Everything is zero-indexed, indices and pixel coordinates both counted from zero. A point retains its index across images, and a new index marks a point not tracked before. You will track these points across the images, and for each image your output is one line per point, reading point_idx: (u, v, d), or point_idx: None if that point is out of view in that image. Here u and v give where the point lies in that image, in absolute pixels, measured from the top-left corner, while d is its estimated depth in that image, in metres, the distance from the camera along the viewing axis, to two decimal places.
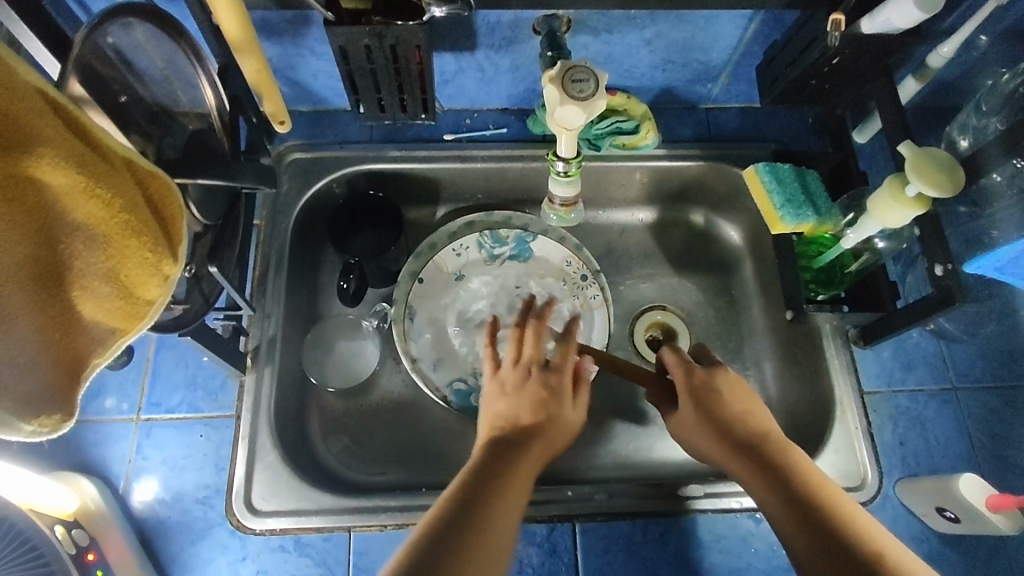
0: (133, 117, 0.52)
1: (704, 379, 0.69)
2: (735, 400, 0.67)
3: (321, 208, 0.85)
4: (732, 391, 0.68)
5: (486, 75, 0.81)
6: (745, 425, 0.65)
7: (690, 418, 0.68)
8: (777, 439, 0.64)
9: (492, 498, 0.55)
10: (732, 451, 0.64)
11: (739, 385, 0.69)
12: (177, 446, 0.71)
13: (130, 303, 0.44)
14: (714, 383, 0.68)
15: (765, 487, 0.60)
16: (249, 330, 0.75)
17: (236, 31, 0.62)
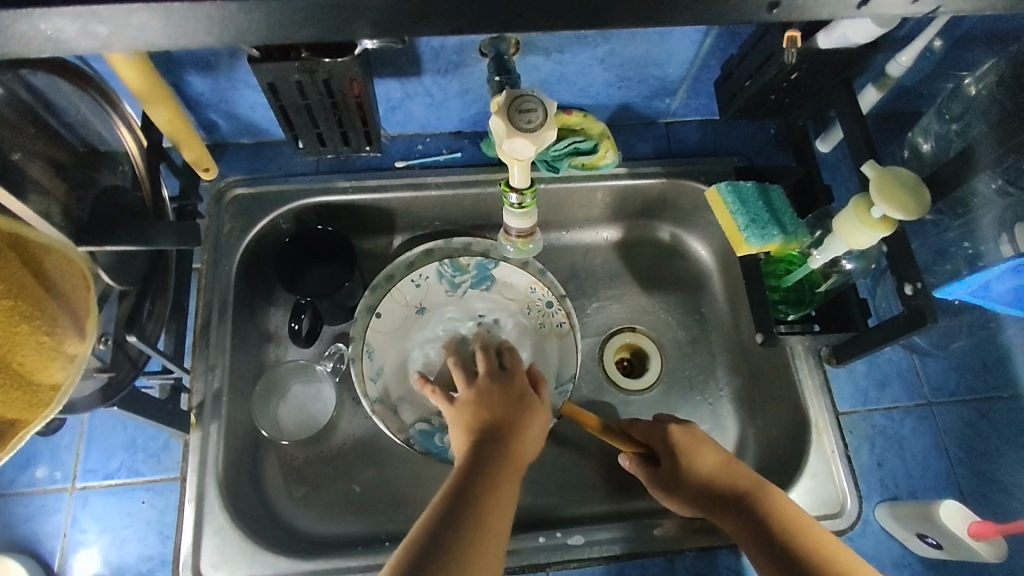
0: (32, 175, 0.47)
1: (679, 439, 0.67)
2: (708, 455, 0.66)
3: (269, 245, 0.81)
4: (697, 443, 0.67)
5: (435, 100, 0.77)
6: (723, 480, 0.64)
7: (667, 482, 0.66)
8: (749, 486, 0.63)
9: (477, 511, 0.55)
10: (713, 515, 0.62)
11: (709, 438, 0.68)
12: (117, 515, 0.66)
13: (28, 390, 0.39)
14: (687, 439, 0.67)
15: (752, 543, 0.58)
16: (192, 385, 0.70)
17: (139, 81, 0.58)
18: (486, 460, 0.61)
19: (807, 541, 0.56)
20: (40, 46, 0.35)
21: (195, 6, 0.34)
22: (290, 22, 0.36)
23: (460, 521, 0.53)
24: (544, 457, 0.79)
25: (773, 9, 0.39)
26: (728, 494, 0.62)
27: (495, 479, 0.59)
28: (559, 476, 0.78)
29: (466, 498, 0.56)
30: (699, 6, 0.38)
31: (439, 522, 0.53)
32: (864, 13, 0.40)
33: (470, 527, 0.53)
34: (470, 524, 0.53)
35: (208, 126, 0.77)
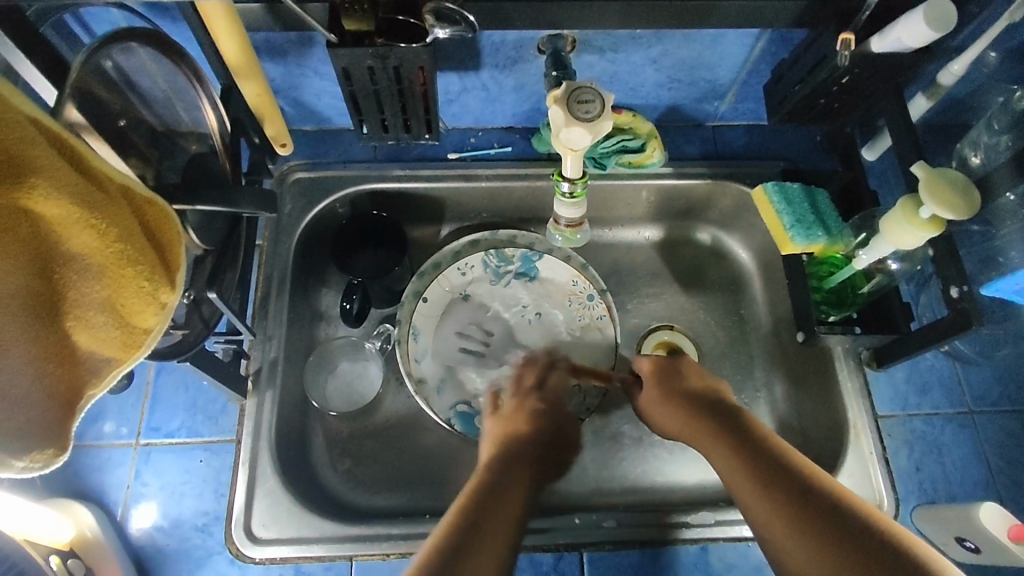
0: (132, 141, 0.52)
1: (664, 364, 0.70)
2: (692, 378, 0.69)
3: (325, 228, 0.84)
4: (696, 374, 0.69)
5: (490, 94, 0.80)
6: (706, 397, 0.66)
7: (656, 396, 0.69)
8: (728, 407, 0.65)
9: (489, 523, 0.54)
10: (690, 425, 0.65)
11: (695, 365, 0.71)
12: (176, 472, 0.70)
13: (125, 332, 0.43)
14: (673, 365, 0.70)
15: (732, 454, 0.59)
16: (250, 353, 0.74)
17: (237, 57, 0.64)
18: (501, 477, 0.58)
19: (803, 478, 0.55)
20: None
21: None
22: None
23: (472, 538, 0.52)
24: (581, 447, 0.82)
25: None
26: (710, 408, 0.65)
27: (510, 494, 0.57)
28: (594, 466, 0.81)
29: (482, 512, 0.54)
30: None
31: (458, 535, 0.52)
32: None
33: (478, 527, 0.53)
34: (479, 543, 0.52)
35: None
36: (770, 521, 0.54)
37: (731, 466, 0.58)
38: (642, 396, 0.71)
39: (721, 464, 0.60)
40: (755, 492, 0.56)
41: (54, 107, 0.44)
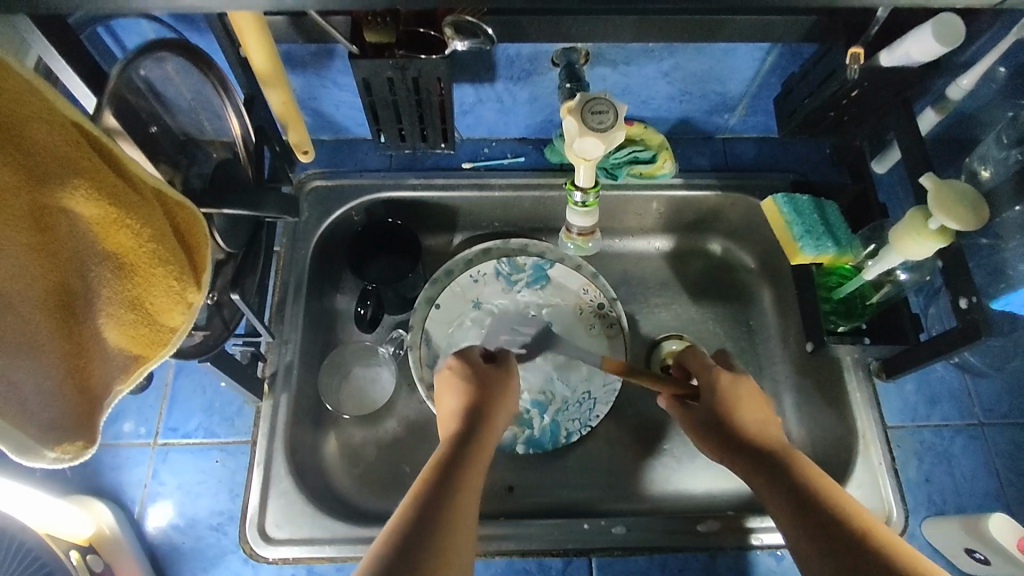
0: (162, 146, 0.54)
1: (726, 384, 0.67)
2: (749, 409, 0.66)
3: (340, 235, 0.86)
4: (753, 399, 0.67)
5: (505, 105, 0.82)
6: (761, 435, 0.64)
7: (707, 425, 0.67)
8: (784, 449, 0.62)
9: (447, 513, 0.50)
10: (741, 460, 0.63)
11: (757, 392, 0.67)
12: (192, 472, 0.71)
13: (153, 329, 0.45)
14: (734, 388, 0.67)
15: (783, 495, 0.57)
16: (267, 356, 0.76)
17: (265, 67, 0.64)
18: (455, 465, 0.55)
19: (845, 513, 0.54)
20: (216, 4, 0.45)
21: None
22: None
23: (434, 525, 0.49)
24: (590, 455, 0.83)
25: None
26: (765, 448, 0.63)
27: (473, 473, 0.56)
28: (602, 473, 0.82)
29: (441, 492, 0.52)
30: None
31: (414, 519, 0.49)
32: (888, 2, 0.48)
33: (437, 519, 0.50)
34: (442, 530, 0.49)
35: None
36: (804, 553, 0.53)
37: (775, 497, 0.57)
38: (690, 422, 0.69)
39: (766, 497, 0.58)
40: (804, 539, 0.53)
41: (93, 114, 0.46)
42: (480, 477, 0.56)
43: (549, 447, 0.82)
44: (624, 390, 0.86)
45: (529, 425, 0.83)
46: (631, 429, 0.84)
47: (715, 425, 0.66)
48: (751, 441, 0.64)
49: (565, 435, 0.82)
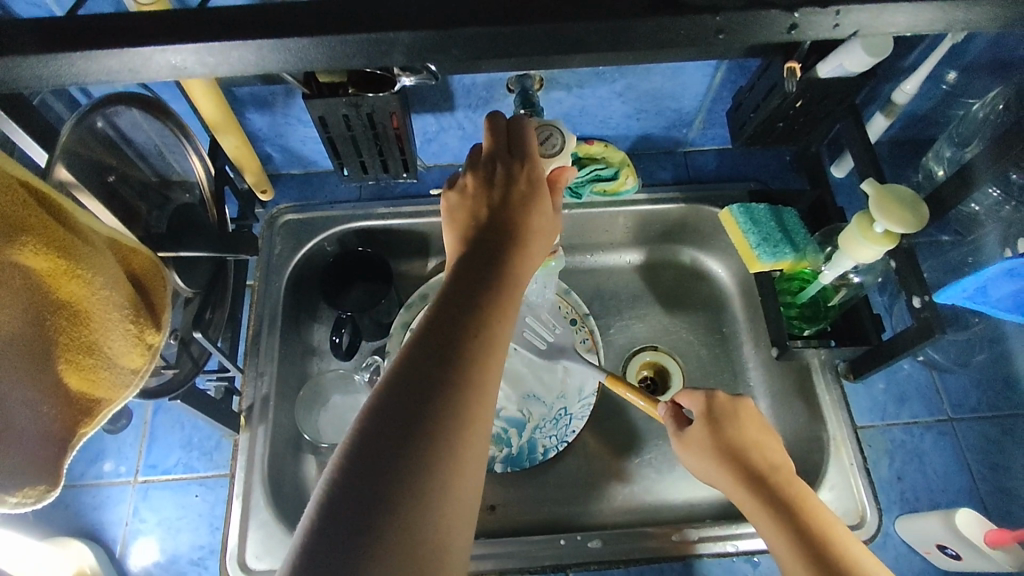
0: (120, 194, 0.56)
1: (723, 405, 0.65)
2: (748, 426, 0.63)
3: (314, 266, 0.88)
4: (749, 418, 0.64)
5: (467, 133, 0.84)
6: (763, 454, 0.61)
7: (705, 447, 0.63)
8: (781, 470, 0.60)
9: (438, 407, 0.43)
10: (744, 488, 0.59)
11: (755, 412, 0.65)
12: (172, 507, 0.72)
13: (115, 372, 0.47)
14: (732, 408, 0.64)
15: (780, 525, 0.55)
16: (243, 389, 0.77)
17: (215, 114, 0.69)
18: (452, 340, 0.46)
19: (840, 548, 0.52)
20: (121, 78, 0.43)
21: (256, 44, 0.41)
22: (344, 52, 0.43)
23: (427, 429, 0.42)
24: (569, 470, 0.84)
25: (720, 34, 0.44)
26: (768, 470, 0.59)
27: (474, 349, 0.46)
28: (581, 486, 0.83)
29: (431, 383, 0.44)
30: (661, 32, 0.43)
31: (395, 416, 0.43)
32: (797, 37, 0.45)
33: (429, 415, 0.43)
34: (439, 434, 0.42)
35: (264, 158, 0.86)
36: None
37: (775, 529, 0.55)
38: (685, 442, 0.65)
39: (769, 530, 0.56)
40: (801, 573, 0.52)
41: (46, 168, 0.48)
42: (490, 348, 0.47)
43: (527, 464, 0.83)
44: (600, 404, 0.87)
45: (507, 443, 0.84)
46: (608, 443, 0.85)
47: (713, 444, 0.63)
48: (753, 461, 0.60)
49: (543, 452, 0.83)
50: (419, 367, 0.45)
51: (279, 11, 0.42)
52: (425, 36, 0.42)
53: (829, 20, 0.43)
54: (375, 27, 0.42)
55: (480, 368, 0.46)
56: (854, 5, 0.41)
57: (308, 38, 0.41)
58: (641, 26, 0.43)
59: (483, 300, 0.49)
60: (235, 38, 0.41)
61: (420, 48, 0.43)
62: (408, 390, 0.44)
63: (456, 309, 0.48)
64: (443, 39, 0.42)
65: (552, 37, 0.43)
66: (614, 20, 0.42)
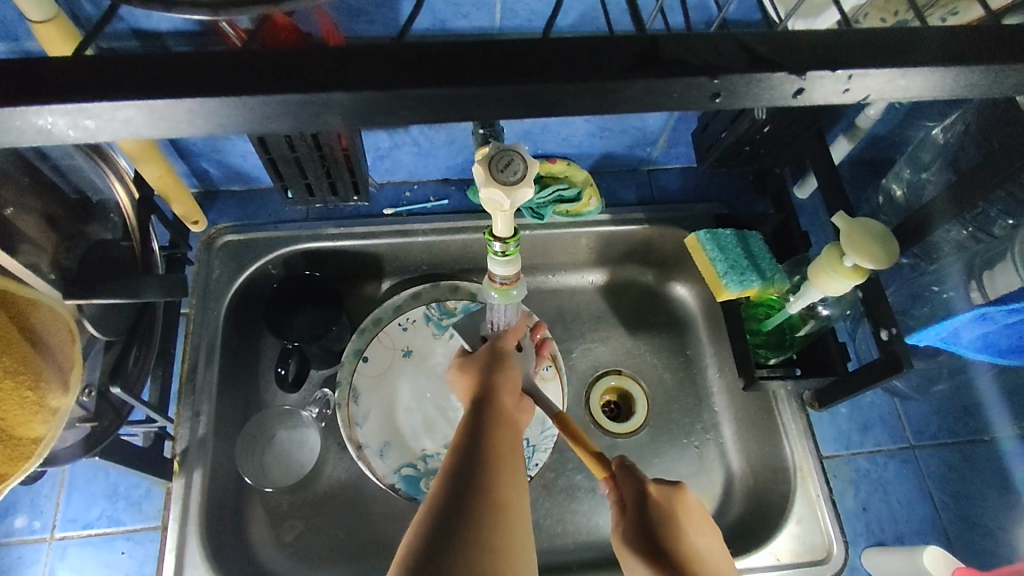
0: (21, 231, 0.50)
1: (664, 501, 0.55)
2: (696, 530, 0.54)
3: (256, 290, 0.81)
4: (693, 520, 0.55)
5: (422, 149, 0.79)
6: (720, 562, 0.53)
7: (635, 543, 0.52)
8: None
9: (475, 519, 0.46)
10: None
11: (701, 511, 0.56)
12: (95, 566, 0.66)
13: (9, 444, 0.42)
14: (674, 507, 0.55)
15: None
16: (177, 432, 0.71)
17: (135, 145, 0.62)
18: (478, 459, 0.51)
19: None
20: None
21: None
22: (265, 113, 0.31)
23: (464, 540, 0.45)
24: (532, 504, 0.80)
25: (717, 98, 0.33)
26: None
27: (499, 461, 0.52)
28: (543, 521, 0.79)
29: (464, 499, 0.48)
30: (650, 96, 0.33)
31: (436, 531, 0.45)
32: (800, 103, 0.35)
33: (469, 522, 0.46)
34: (475, 539, 0.45)
35: (200, 174, 0.79)
36: None
37: None
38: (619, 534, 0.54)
39: None
40: None
41: None
42: (513, 462, 0.53)
43: None
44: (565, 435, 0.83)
45: None
46: (573, 475, 0.81)
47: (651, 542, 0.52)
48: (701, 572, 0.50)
49: None
50: (454, 485, 0.49)
51: (164, 59, 0.30)
52: (373, 97, 0.31)
53: (837, 85, 0.33)
54: (311, 79, 0.31)
55: (507, 477, 0.51)
56: (873, 66, 0.32)
57: (216, 98, 0.30)
58: (626, 89, 0.32)
59: (500, 427, 0.56)
60: (120, 94, 0.29)
61: (364, 112, 0.32)
62: (446, 506, 0.47)
63: (471, 435, 0.54)
64: (395, 100, 0.31)
65: (519, 97, 0.32)
66: (595, 69, 0.32)
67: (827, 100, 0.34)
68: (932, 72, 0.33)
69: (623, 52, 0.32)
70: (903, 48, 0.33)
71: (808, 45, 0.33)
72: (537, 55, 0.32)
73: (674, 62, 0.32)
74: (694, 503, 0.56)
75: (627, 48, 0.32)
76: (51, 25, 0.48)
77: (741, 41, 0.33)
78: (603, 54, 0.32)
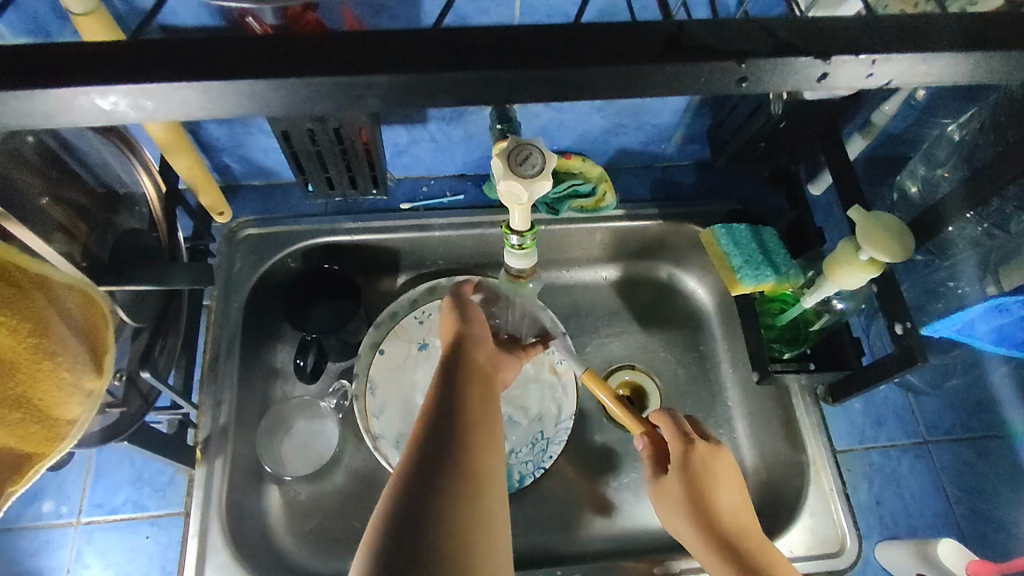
0: (57, 219, 0.52)
1: (705, 456, 0.62)
2: (722, 481, 0.61)
3: (276, 283, 0.82)
4: (722, 471, 0.62)
5: (440, 144, 0.80)
6: (735, 519, 0.60)
7: (677, 496, 0.61)
8: (752, 536, 0.58)
9: (452, 482, 0.46)
10: (712, 550, 0.58)
11: (732, 467, 0.63)
12: (121, 550, 0.68)
13: (46, 425, 0.43)
14: (710, 462, 0.62)
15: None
16: (199, 421, 0.72)
17: (165, 136, 0.63)
18: (452, 421, 0.50)
19: None
20: None
21: None
22: (297, 99, 0.33)
23: (442, 502, 0.44)
24: (546, 496, 0.81)
25: (743, 83, 0.34)
26: (743, 537, 0.58)
27: (474, 425, 0.51)
28: (557, 513, 0.80)
29: (438, 462, 0.47)
30: (674, 81, 0.34)
31: (413, 491, 0.45)
32: (820, 89, 0.35)
33: (446, 484, 0.45)
34: (453, 504, 0.44)
35: (222, 169, 0.80)
36: None
37: None
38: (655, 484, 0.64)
39: None
40: None
41: None
42: (488, 426, 0.53)
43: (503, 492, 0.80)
44: (579, 429, 0.84)
45: None
46: (587, 468, 0.82)
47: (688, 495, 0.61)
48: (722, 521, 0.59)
49: (519, 479, 0.80)
50: (428, 448, 0.48)
51: (206, 48, 0.32)
52: (408, 81, 0.32)
53: (860, 70, 0.34)
54: (346, 67, 0.32)
55: (481, 440, 0.50)
56: (895, 51, 0.32)
57: (253, 83, 0.31)
58: (648, 77, 0.33)
59: (475, 391, 0.55)
60: (165, 80, 0.31)
61: (402, 93, 0.33)
62: (421, 468, 0.46)
63: (444, 397, 0.53)
64: (429, 85, 0.33)
65: (546, 81, 0.33)
66: (621, 59, 0.32)
67: (850, 85, 0.35)
68: (952, 58, 0.33)
69: (647, 42, 0.33)
70: (924, 35, 0.33)
71: (830, 32, 0.33)
72: (565, 43, 0.33)
73: (696, 51, 0.33)
74: (729, 456, 0.63)
75: (653, 37, 0.33)
76: (92, 18, 0.50)
77: (763, 30, 0.33)
78: (628, 43, 0.33)
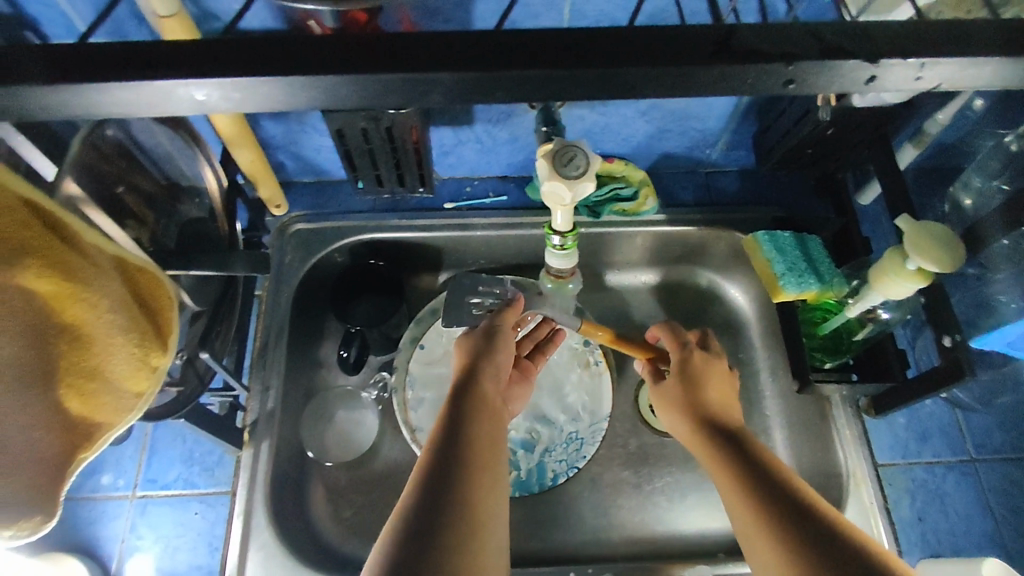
0: (128, 206, 0.55)
1: (699, 365, 0.66)
2: (711, 386, 0.65)
3: (323, 277, 0.85)
4: (712, 378, 0.65)
5: (484, 146, 0.81)
6: (725, 413, 0.63)
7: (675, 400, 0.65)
8: (744, 432, 0.60)
9: (455, 515, 0.46)
10: (698, 432, 0.61)
11: (724, 375, 0.66)
12: (171, 523, 0.71)
13: (118, 396, 0.47)
14: (705, 368, 0.66)
15: (725, 458, 0.56)
16: (248, 405, 0.75)
17: (230, 127, 0.67)
18: (457, 453, 0.52)
19: (813, 504, 0.49)
20: None
21: None
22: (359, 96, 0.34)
23: (446, 535, 0.45)
24: (579, 495, 0.82)
25: (789, 84, 0.35)
26: (734, 428, 0.60)
27: (480, 460, 0.52)
28: (589, 513, 0.81)
29: (443, 492, 0.48)
30: (723, 83, 0.35)
31: (416, 518, 0.45)
32: (868, 91, 0.36)
33: (449, 516, 0.46)
34: (457, 539, 0.45)
35: (276, 166, 0.84)
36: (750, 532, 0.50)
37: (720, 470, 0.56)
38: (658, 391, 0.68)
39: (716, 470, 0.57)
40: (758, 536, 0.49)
41: (54, 182, 0.47)
42: (494, 461, 0.54)
43: (536, 489, 0.81)
44: (614, 430, 0.84)
45: (515, 466, 0.82)
46: (621, 469, 0.82)
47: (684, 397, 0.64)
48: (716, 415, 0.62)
49: (552, 477, 0.81)
50: (432, 479, 0.49)
51: (278, 48, 0.34)
52: (466, 78, 0.34)
53: (908, 73, 0.34)
54: (406, 67, 0.34)
55: (485, 476, 0.51)
56: (945, 54, 0.33)
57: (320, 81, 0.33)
58: (696, 80, 0.34)
59: (482, 423, 0.56)
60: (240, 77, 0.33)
61: (462, 91, 0.35)
62: (425, 497, 0.47)
63: (452, 428, 0.55)
64: (484, 83, 0.34)
65: (597, 80, 0.34)
66: (669, 61, 0.34)
67: (898, 87, 0.35)
68: (1007, 64, 0.33)
69: (695, 46, 0.34)
70: (977, 39, 0.33)
71: (880, 37, 0.34)
72: (616, 46, 0.34)
73: (745, 54, 0.33)
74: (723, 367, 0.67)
75: (703, 40, 0.34)
76: (174, 20, 0.53)
77: (811, 35, 0.34)
78: (677, 47, 0.34)
